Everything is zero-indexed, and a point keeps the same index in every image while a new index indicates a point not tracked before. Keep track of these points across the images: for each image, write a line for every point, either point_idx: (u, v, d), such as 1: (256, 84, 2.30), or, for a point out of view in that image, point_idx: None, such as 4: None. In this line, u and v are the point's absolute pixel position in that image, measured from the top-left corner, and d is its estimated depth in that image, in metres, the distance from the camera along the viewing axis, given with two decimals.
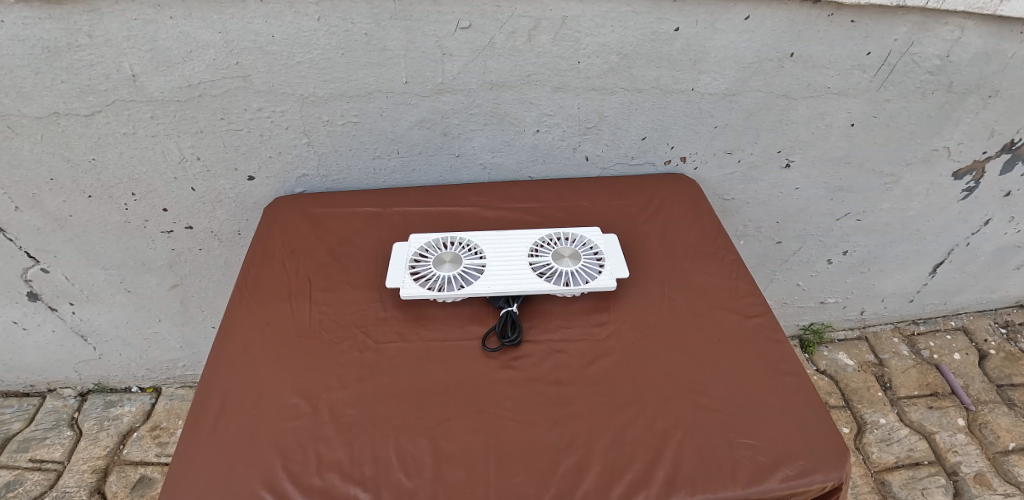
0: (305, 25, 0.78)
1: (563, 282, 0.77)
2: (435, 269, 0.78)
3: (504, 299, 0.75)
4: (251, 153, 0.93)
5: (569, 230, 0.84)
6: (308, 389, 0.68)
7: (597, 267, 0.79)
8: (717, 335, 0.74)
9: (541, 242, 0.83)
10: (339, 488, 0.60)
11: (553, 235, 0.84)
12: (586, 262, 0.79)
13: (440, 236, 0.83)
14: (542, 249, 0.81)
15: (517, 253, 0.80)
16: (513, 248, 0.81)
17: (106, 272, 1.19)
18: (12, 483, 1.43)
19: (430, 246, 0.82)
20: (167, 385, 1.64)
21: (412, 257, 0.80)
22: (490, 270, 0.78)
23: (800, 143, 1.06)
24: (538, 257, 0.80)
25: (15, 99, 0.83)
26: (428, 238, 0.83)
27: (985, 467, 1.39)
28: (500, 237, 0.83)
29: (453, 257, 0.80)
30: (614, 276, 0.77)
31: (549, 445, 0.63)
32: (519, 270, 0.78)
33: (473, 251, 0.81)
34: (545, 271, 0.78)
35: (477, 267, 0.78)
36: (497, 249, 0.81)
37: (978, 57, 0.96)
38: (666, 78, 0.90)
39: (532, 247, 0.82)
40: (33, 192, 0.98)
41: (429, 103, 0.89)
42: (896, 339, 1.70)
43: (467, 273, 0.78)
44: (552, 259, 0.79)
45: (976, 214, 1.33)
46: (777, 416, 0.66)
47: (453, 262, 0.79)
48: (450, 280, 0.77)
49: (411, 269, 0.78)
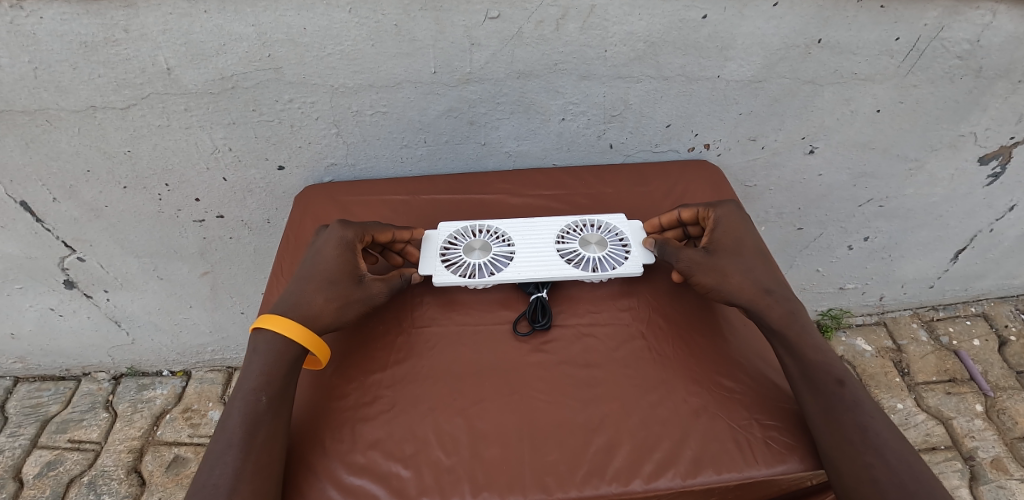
0: (336, 17, 0.79)
1: (590, 268, 0.79)
2: (465, 256, 0.80)
3: (534, 285, 0.78)
4: (282, 144, 0.96)
5: (597, 216, 0.86)
6: (347, 373, 0.71)
7: (623, 252, 0.81)
8: (743, 319, 0.76)
9: (568, 228, 0.84)
10: (381, 465, 0.63)
11: (581, 222, 0.86)
12: (612, 248, 0.81)
13: (469, 223, 0.86)
14: (568, 236, 0.83)
15: (544, 240, 0.82)
16: (541, 235, 0.83)
17: (139, 260, 1.22)
18: (52, 462, 1.49)
19: (458, 232, 0.84)
20: (196, 369, 1.68)
21: (442, 245, 0.82)
22: (519, 257, 0.80)
23: (825, 128, 1.05)
24: (565, 243, 0.82)
25: (54, 93, 0.86)
26: (455, 226, 0.85)
27: (1002, 452, 1.40)
28: (526, 224, 0.85)
29: (482, 244, 0.82)
30: (640, 261, 0.79)
31: (579, 425, 0.65)
32: (548, 257, 0.80)
33: (502, 238, 0.83)
34: (573, 257, 0.80)
35: (506, 255, 0.81)
36: (525, 236, 0.83)
37: (1010, 41, 0.95)
38: (692, 65, 0.90)
39: (558, 234, 0.84)
40: (70, 183, 1.01)
41: (457, 92, 0.90)
42: (915, 324, 1.69)
43: (497, 260, 0.80)
44: (579, 247, 0.81)
45: (1001, 200, 1.32)
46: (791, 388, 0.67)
47: (482, 249, 0.81)
48: (480, 267, 0.79)
49: (442, 257, 0.80)
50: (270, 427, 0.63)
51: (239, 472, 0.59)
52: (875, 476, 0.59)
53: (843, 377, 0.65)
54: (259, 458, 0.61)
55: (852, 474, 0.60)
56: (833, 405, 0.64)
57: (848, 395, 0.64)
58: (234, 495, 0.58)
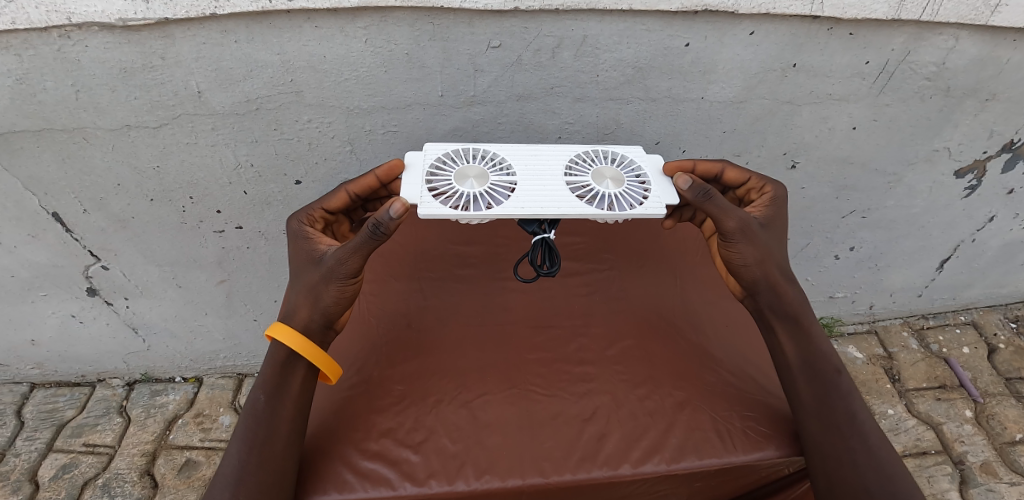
0: (354, 46, 0.87)
1: (606, 206, 0.76)
2: (457, 186, 0.75)
3: (537, 226, 0.76)
4: (300, 160, 1.03)
5: (609, 147, 0.84)
6: (361, 367, 0.77)
7: (641, 192, 0.78)
8: (724, 321, 0.83)
9: (579, 158, 0.82)
10: (393, 452, 0.69)
11: (594, 152, 0.83)
12: (629, 186, 0.78)
13: (466, 153, 0.81)
14: (580, 166, 0.80)
15: (551, 173, 0.79)
16: (546, 166, 0.80)
17: (159, 268, 1.29)
18: (68, 465, 1.54)
19: (450, 157, 0.80)
20: (208, 376, 1.73)
21: (430, 175, 0.77)
22: (520, 189, 0.76)
23: (805, 145, 1.13)
24: (576, 178, 0.78)
25: (92, 113, 0.94)
26: (445, 150, 0.81)
27: (992, 456, 1.46)
28: (531, 155, 0.81)
29: (477, 173, 0.77)
30: (660, 203, 0.77)
31: (574, 416, 0.72)
32: (558, 189, 0.76)
33: (504, 169, 0.79)
34: (586, 193, 0.77)
35: (507, 185, 0.76)
36: (528, 168, 0.79)
37: (974, 63, 1.02)
38: (678, 88, 0.98)
39: (567, 167, 0.80)
40: (101, 196, 1.09)
41: (462, 113, 0.98)
42: (905, 332, 1.74)
43: (495, 192, 0.75)
44: (592, 180, 0.78)
45: (980, 211, 1.39)
46: (788, 374, 0.73)
47: (477, 178, 0.76)
48: (474, 198, 0.74)
49: (431, 187, 0.75)
50: (282, 422, 0.67)
51: (244, 464, 0.64)
52: (857, 460, 0.66)
53: (840, 369, 0.72)
54: (262, 453, 0.65)
55: (834, 457, 0.66)
56: (828, 393, 0.70)
57: (844, 385, 0.71)
58: (240, 487, 0.63)
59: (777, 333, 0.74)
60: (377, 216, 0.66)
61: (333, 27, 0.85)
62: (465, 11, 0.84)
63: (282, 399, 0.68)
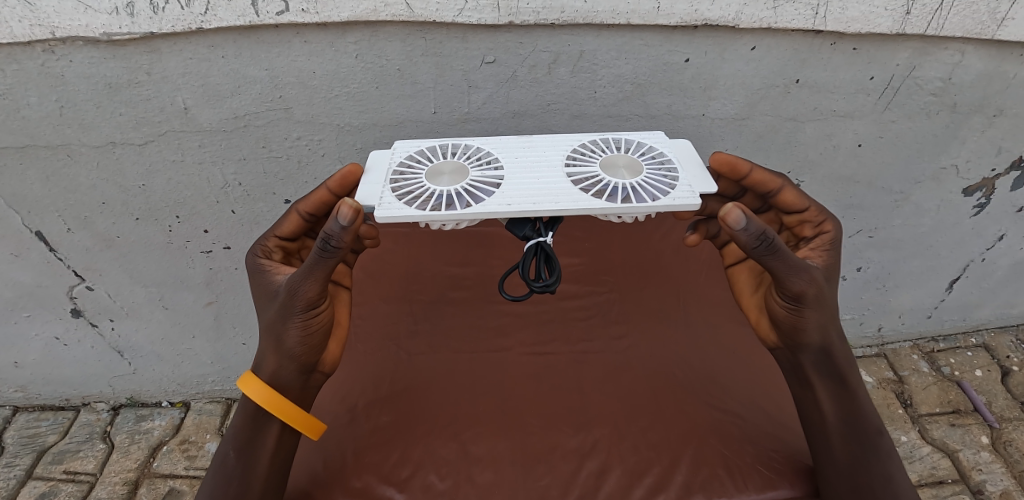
0: (344, 62, 0.85)
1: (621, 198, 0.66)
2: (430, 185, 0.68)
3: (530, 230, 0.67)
4: (289, 179, 1.00)
5: (622, 136, 0.77)
6: (346, 396, 0.73)
7: (661, 181, 0.69)
8: (730, 346, 0.79)
9: (583, 148, 0.75)
10: (376, 489, 0.65)
11: (602, 142, 0.76)
12: (647, 176, 0.69)
13: (449, 149, 0.75)
14: (585, 157, 0.73)
15: (550, 167, 0.71)
16: (544, 159, 0.73)
17: (146, 289, 1.26)
18: (46, 494, 1.48)
19: (424, 155, 0.74)
20: (195, 400, 1.68)
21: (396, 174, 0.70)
22: (507, 185, 0.68)
23: (810, 163, 1.10)
24: (580, 170, 0.70)
25: (77, 130, 0.91)
26: (417, 147, 0.75)
27: (1011, 485, 1.40)
28: (523, 149, 0.74)
29: (453, 170, 0.71)
30: (686, 195, 0.66)
31: (571, 450, 0.67)
32: (558, 183, 0.69)
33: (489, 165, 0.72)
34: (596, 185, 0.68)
35: (491, 181, 0.69)
36: (518, 163, 0.72)
37: (981, 78, 1.00)
38: (678, 104, 0.95)
39: (567, 160, 0.73)
40: (85, 214, 1.06)
41: (456, 131, 0.95)
42: (916, 355, 1.69)
43: (475, 189, 0.68)
44: (602, 171, 0.70)
45: (990, 230, 1.35)
46: (823, 439, 0.66)
47: (452, 177, 0.70)
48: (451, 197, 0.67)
49: (398, 187, 0.68)
50: (257, 477, 0.63)
51: None
52: None
53: (882, 430, 0.66)
54: None
55: None
56: (863, 454, 0.64)
57: (884, 446, 0.65)
58: None
59: (816, 390, 0.68)
60: (326, 227, 0.57)
61: (323, 42, 0.82)
62: (459, 26, 0.82)
63: (255, 451, 0.63)
